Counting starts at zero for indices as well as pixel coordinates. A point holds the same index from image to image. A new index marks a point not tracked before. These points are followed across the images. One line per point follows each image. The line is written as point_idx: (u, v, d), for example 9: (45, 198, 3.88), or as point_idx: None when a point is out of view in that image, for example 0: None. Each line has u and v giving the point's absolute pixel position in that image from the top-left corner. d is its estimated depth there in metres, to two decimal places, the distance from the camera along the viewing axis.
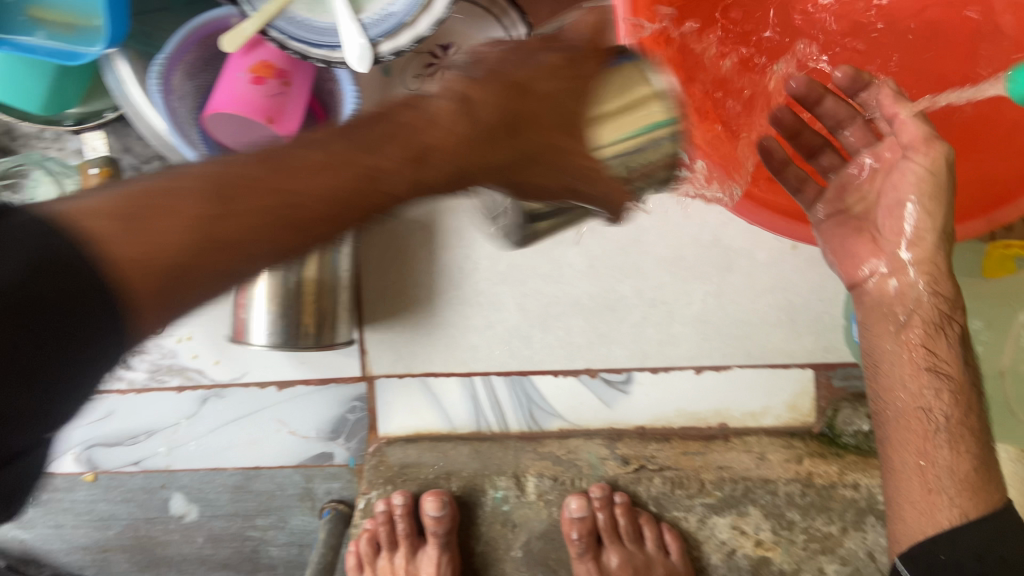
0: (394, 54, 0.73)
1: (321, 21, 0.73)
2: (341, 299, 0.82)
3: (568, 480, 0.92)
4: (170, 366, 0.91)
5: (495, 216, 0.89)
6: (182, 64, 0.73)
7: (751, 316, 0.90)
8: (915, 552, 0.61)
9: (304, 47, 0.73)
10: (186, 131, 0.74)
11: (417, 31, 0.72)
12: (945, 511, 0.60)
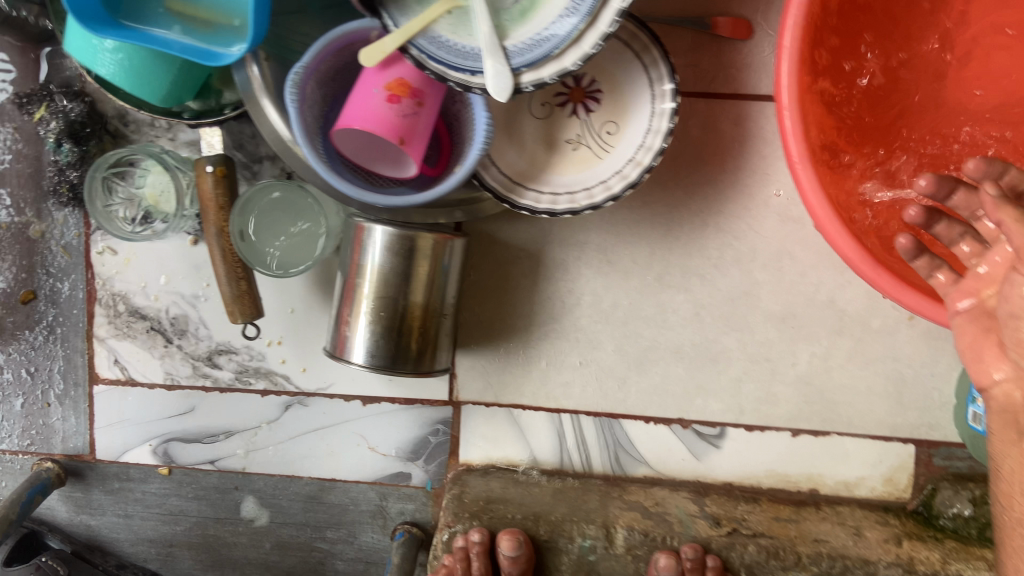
0: (535, 86, 0.70)
1: (464, 43, 0.70)
2: (444, 325, 0.80)
3: (658, 537, 0.81)
4: (257, 368, 0.90)
5: (604, 253, 0.87)
6: (317, 73, 0.71)
7: (857, 384, 0.87)
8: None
9: (445, 67, 0.69)
10: (314, 143, 0.72)
11: (563, 64, 0.69)
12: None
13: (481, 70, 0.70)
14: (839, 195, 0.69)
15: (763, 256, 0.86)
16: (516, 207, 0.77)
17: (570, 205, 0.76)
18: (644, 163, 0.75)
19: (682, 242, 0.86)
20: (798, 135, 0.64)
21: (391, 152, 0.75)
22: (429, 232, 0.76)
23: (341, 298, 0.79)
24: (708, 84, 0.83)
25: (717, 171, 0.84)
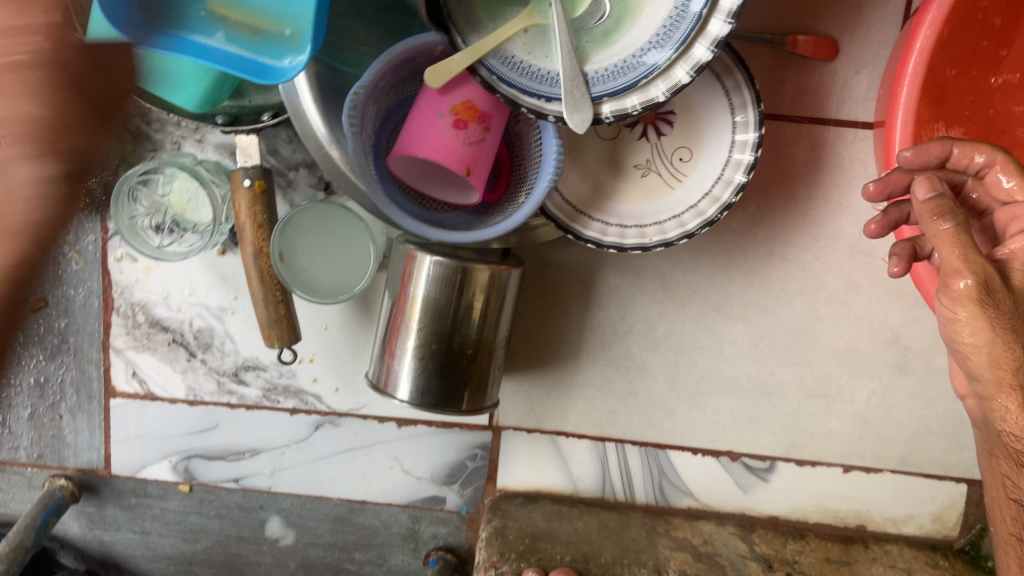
0: (615, 117, 0.64)
1: (539, 66, 0.64)
2: (496, 359, 0.75)
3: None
4: (286, 387, 0.85)
5: (661, 279, 0.82)
6: (376, 91, 0.66)
7: (915, 422, 0.84)
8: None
9: (517, 91, 0.62)
10: (372, 168, 0.67)
11: (649, 94, 0.63)
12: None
13: (557, 96, 0.63)
14: None
15: (829, 288, 0.81)
16: (582, 240, 0.72)
17: (639, 239, 0.71)
18: (723, 199, 0.70)
19: (744, 271, 0.81)
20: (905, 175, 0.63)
21: (451, 177, 0.70)
22: (486, 264, 0.70)
23: (387, 329, 0.74)
24: (784, 106, 0.77)
25: (787, 198, 0.79)
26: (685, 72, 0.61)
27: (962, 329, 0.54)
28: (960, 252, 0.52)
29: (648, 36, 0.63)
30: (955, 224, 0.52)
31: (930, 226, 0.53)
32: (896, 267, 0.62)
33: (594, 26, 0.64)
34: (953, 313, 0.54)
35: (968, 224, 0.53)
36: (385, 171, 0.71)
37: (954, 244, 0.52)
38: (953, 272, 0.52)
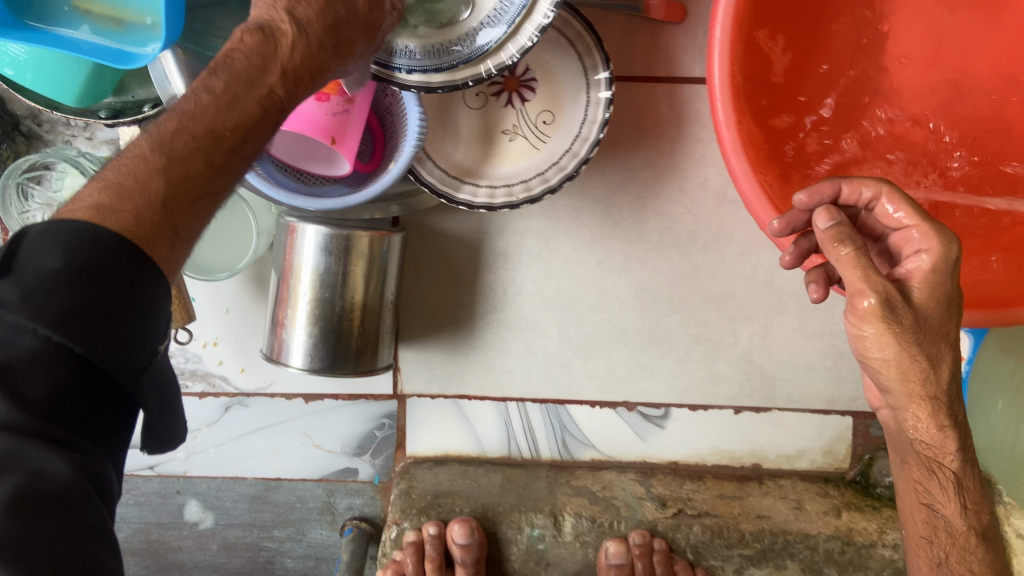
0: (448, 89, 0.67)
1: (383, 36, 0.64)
2: (384, 323, 0.78)
3: (606, 522, 0.81)
4: (193, 371, 0.87)
5: (544, 240, 0.86)
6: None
7: (796, 359, 0.89)
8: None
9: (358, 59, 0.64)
10: None
11: (480, 70, 0.65)
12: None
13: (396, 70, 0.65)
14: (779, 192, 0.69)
15: (703, 237, 0.86)
16: (454, 203, 0.76)
17: (507, 199, 0.76)
18: (581, 154, 0.75)
19: (622, 227, 0.86)
20: (732, 124, 0.63)
21: (322, 151, 0.74)
22: (366, 230, 0.74)
23: (276, 300, 0.77)
24: (641, 68, 0.82)
25: (654, 152, 0.84)
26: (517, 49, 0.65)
27: (869, 346, 0.57)
28: (867, 285, 0.54)
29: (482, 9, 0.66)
30: (855, 248, 0.53)
31: (831, 249, 0.54)
32: (789, 260, 0.62)
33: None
34: (859, 331, 0.56)
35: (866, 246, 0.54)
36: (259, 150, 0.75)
37: (858, 270, 0.53)
38: (856, 293, 0.54)
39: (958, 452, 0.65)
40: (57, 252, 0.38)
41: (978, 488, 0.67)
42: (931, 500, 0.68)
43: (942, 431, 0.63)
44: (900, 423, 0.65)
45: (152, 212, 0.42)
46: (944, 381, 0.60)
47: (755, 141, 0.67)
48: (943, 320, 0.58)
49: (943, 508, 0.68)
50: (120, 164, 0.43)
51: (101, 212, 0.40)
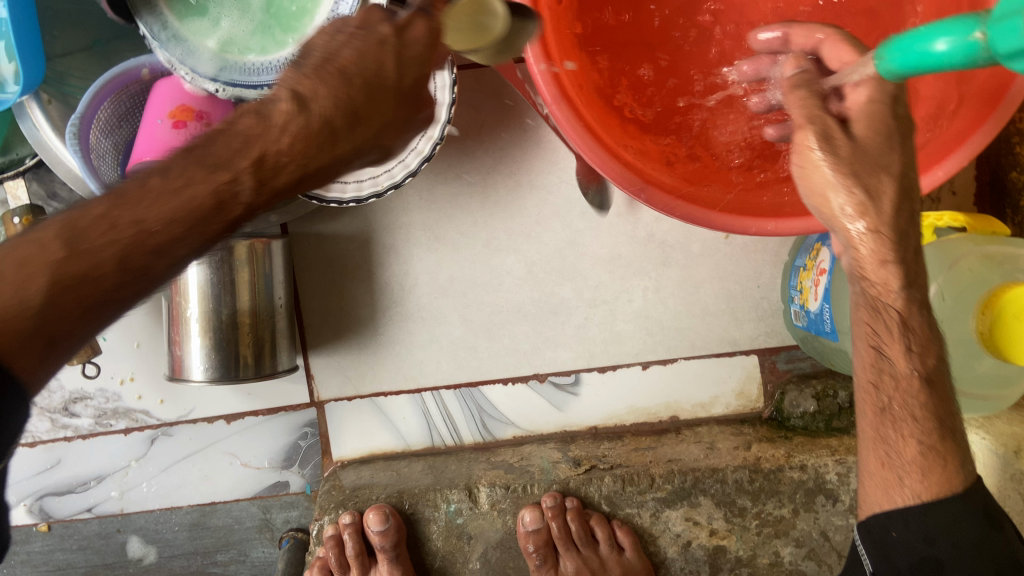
0: None
1: (246, 61, 0.71)
2: (278, 327, 0.83)
3: (520, 488, 0.87)
4: (115, 409, 0.90)
5: (430, 230, 0.89)
6: (97, 121, 0.73)
7: (693, 307, 0.91)
8: (871, 522, 0.58)
9: (217, 83, 0.69)
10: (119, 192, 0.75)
11: None
12: (900, 491, 0.57)
13: (256, 84, 0.69)
14: (627, 143, 0.67)
15: (580, 204, 0.89)
16: (325, 202, 0.80)
17: (374, 189, 0.80)
18: (434, 136, 0.78)
19: (501, 206, 0.89)
20: (548, 71, 0.61)
21: None
22: (244, 239, 0.78)
23: (169, 321, 0.80)
24: None
25: (518, 129, 0.87)
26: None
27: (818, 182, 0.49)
28: (797, 104, 0.50)
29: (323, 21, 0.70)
30: (803, 91, 0.50)
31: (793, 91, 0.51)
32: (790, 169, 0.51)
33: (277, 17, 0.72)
34: (801, 161, 0.50)
35: (819, 96, 0.51)
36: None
37: (802, 101, 0.50)
38: (799, 127, 0.49)
39: (906, 294, 0.53)
40: None
41: (928, 330, 0.54)
42: (879, 341, 0.55)
43: (885, 265, 0.52)
44: (848, 260, 0.53)
45: (19, 329, 0.40)
46: (887, 214, 0.50)
47: (580, 92, 0.64)
48: (885, 152, 0.49)
49: (890, 351, 0.55)
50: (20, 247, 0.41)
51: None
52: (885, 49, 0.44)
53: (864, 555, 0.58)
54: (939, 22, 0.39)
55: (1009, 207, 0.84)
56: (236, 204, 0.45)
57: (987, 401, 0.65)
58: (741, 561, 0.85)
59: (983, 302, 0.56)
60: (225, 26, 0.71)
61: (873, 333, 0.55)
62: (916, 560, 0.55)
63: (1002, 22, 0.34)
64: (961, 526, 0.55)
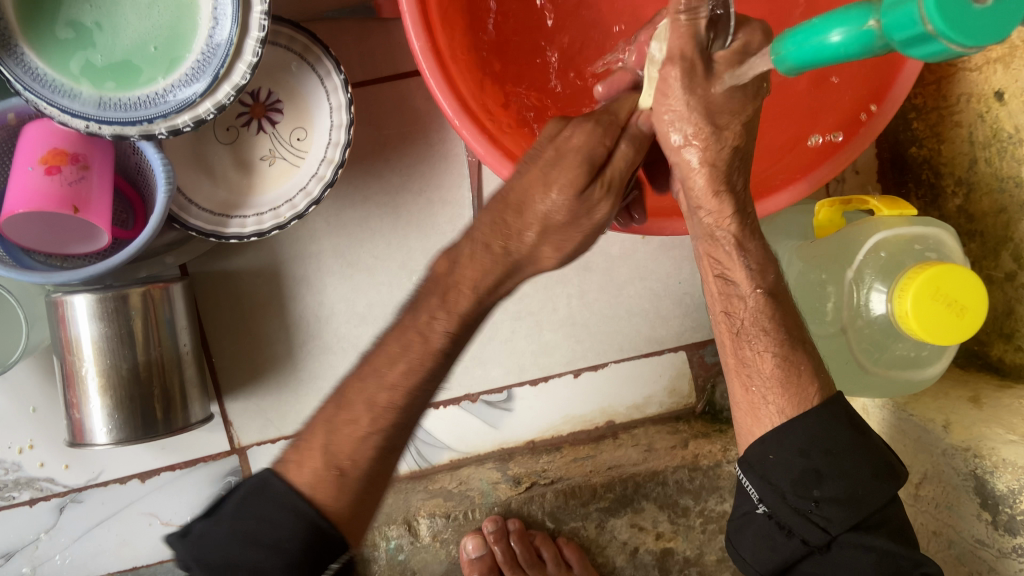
0: (196, 124, 0.66)
1: (128, 96, 0.66)
2: (186, 375, 0.77)
3: (460, 516, 0.86)
4: (16, 480, 0.83)
5: (341, 256, 0.86)
6: None
7: (618, 309, 0.87)
8: (750, 457, 0.58)
9: (92, 123, 0.64)
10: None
11: (218, 97, 0.65)
12: (765, 411, 0.59)
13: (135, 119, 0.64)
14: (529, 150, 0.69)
15: None
16: (225, 238, 0.75)
17: (275, 221, 0.76)
18: (335, 160, 0.76)
19: (413, 224, 0.86)
20: (446, 89, 0.63)
21: (77, 227, 0.71)
22: (139, 286, 0.73)
23: (63, 382, 0.74)
24: (387, 68, 0.82)
25: (423, 145, 0.85)
26: (245, 72, 0.64)
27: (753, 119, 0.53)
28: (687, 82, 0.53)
29: (201, 50, 0.66)
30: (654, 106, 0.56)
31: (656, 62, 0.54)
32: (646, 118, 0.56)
33: (152, 50, 0.67)
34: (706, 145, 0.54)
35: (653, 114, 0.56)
36: (11, 245, 0.70)
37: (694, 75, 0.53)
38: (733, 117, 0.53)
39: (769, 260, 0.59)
40: (254, 514, 0.53)
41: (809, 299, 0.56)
42: (723, 268, 0.60)
43: (719, 196, 0.55)
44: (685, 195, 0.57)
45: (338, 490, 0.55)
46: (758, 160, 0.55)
47: (479, 106, 0.66)
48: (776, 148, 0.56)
49: (733, 275, 0.59)
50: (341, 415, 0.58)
51: (359, 446, 0.57)
52: (779, 42, 0.43)
53: (750, 484, 0.58)
54: (834, 11, 0.39)
55: (911, 182, 0.86)
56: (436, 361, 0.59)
57: (881, 388, 0.65)
58: (689, 560, 0.85)
59: (899, 284, 0.56)
60: (117, 44, 0.67)
61: (716, 261, 0.59)
62: (797, 474, 0.56)
63: (896, 13, 0.35)
64: (833, 433, 0.57)
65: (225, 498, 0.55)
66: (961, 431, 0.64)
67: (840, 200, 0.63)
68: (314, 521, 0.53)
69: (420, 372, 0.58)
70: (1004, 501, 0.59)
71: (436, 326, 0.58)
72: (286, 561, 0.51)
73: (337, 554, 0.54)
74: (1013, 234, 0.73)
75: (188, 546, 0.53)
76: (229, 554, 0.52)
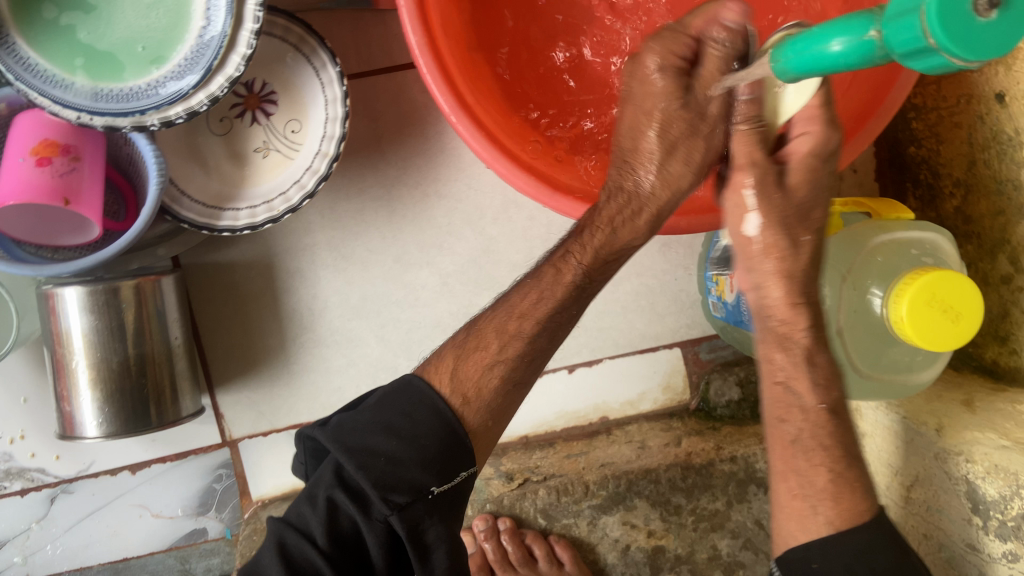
0: (189, 116, 0.65)
1: (122, 87, 0.65)
2: (178, 368, 0.77)
3: None
4: (8, 470, 0.83)
5: (336, 250, 0.85)
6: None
7: (614, 305, 0.87)
8: (791, 559, 0.57)
9: (83, 113, 0.63)
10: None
11: (211, 89, 0.64)
12: (814, 521, 0.56)
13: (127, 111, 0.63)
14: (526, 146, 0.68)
15: (492, 209, 0.86)
16: (218, 231, 0.75)
17: (269, 214, 0.75)
18: (330, 153, 0.75)
19: (409, 217, 0.85)
20: (442, 85, 0.61)
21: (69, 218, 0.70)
22: (130, 279, 0.72)
23: (55, 374, 0.74)
24: (384, 59, 0.81)
25: (420, 138, 0.84)
26: (239, 64, 0.64)
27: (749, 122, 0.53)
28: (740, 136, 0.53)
29: (193, 42, 0.65)
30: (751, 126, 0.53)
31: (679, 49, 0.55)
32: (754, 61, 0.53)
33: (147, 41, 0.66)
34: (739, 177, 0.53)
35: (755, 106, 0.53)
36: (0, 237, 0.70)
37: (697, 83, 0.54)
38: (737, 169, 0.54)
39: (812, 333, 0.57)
40: (400, 411, 0.56)
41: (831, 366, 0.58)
42: (786, 375, 0.59)
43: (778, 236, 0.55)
44: (758, 300, 0.58)
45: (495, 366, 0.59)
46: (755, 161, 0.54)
47: (476, 101, 0.65)
48: (810, 204, 0.55)
49: (797, 384, 0.58)
50: (472, 345, 0.60)
51: (486, 374, 0.58)
52: (780, 48, 0.43)
53: None
54: (837, 19, 0.39)
55: (909, 181, 0.85)
56: (569, 290, 0.60)
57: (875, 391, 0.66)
58: (681, 558, 0.84)
59: (895, 290, 0.55)
60: (110, 33, 0.66)
61: (782, 368, 0.58)
62: None
63: (897, 26, 0.35)
64: (878, 554, 0.55)
65: (412, 379, 0.58)
66: (954, 435, 0.64)
67: (851, 201, 0.63)
68: (450, 423, 0.56)
69: (552, 303, 0.59)
70: (995, 506, 0.59)
71: (569, 260, 0.60)
72: (422, 455, 0.54)
73: (464, 462, 0.56)
74: (1010, 237, 0.72)
75: (339, 433, 0.55)
76: (368, 439, 0.54)
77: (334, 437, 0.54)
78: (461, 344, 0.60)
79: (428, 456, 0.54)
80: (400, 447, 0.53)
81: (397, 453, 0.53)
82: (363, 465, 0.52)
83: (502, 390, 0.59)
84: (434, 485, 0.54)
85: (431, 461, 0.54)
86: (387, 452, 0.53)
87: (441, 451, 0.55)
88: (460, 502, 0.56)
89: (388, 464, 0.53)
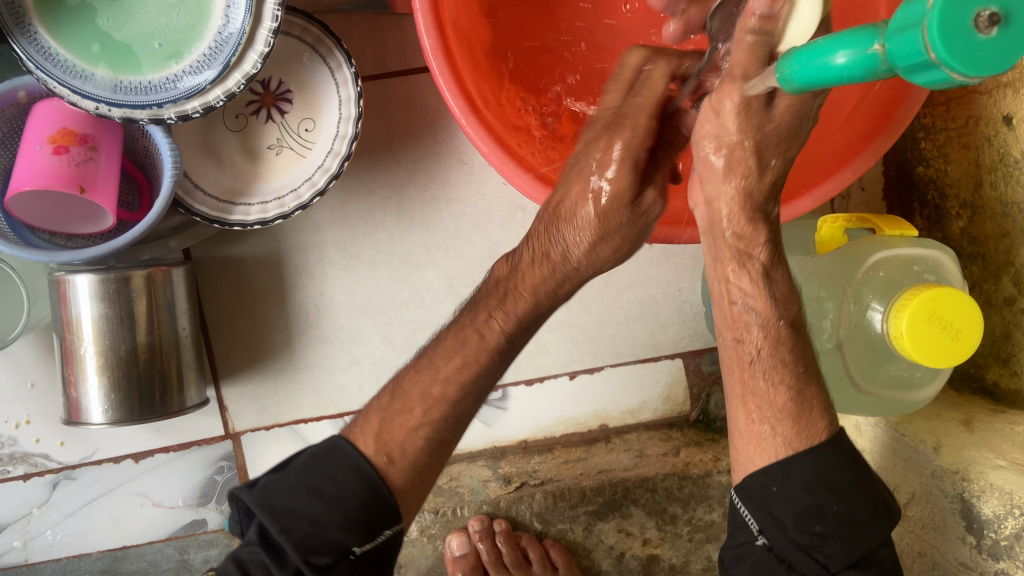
0: (206, 110, 0.66)
1: (140, 79, 0.66)
2: (184, 359, 0.78)
3: (450, 512, 0.88)
4: (12, 454, 0.84)
5: (344, 248, 0.86)
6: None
7: (616, 314, 0.88)
8: (750, 484, 0.54)
9: (102, 104, 0.64)
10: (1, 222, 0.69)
11: (227, 85, 0.65)
12: (771, 442, 0.54)
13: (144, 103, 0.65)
14: (534, 152, 0.69)
15: (499, 213, 0.87)
16: (229, 225, 0.76)
17: (279, 210, 0.76)
18: (342, 152, 0.76)
19: (417, 218, 0.86)
20: (454, 88, 0.62)
21: (82, 206, 0.71)
22: (141, 268, 0.74)
23: (63, 360, 0.75)
24: (398, 63, 0.82)
25: (431, 141, 0.85)
26: (257, 61, 0.65)
27: None
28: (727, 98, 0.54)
29: (212, 39, 0.66)
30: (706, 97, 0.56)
31: (652, 66, 0.58)
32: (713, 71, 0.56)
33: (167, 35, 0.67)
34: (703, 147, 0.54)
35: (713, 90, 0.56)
36: (16, 223, 0.71)
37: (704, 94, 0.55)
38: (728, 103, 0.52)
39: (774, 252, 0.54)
40: (327, 469, 0.57)
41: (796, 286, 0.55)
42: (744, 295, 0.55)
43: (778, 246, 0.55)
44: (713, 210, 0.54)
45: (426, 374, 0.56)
46: None
47: (486, 104, 0.66)
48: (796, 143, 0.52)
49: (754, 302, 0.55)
50: (396, 407, 0.61)
51: (410, 436, 0.59)
52: (785, 59, 0.43)
53: (748, 514, 0.54)
54: (842, 33, 0.39)
55: (916, 201, 0.85)
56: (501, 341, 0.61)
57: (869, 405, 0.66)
58: (674, 567, 0.85)
59: (896, 305, 0.56)
60: (132, 26, 0.67)
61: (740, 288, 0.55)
62: (797, 511, 0.52)
63: (899, 40, 0.35)
64: (836, 472, 0.53)
65: (338, 440, 0.59)
66: (951, 453, 0.64)
67: (845, 218, 0.64)
68: (375, 483, 0.57)
69: (475, 370, 0.61)
70: (990, 526, 0.60)
71: (492, 325, 0.61)
72: (344, 516, 0.54)
73: (390, 520, 0.57)
74: (1014, 260, 0.73)
75: (261, 497, 0.56)
76: (292, 501, 0.55)
77: (257, 498, 0.56)
78: (385, 406, 0.61)
79: (349, 517, 0.55)
80: (321, 510, 0.54)
81: (318, 515, 0.54)
82: (286, 529, 0.53)
83: (427, 450, 0.60)
84: (357, 545, 0.54)
85: (353, 521, 0.55)
86: (309, 515, 0.54)
87: (366, 509, 0.55)
88: (383, 560, 0.57)
89: (310, 526, 0.54)
